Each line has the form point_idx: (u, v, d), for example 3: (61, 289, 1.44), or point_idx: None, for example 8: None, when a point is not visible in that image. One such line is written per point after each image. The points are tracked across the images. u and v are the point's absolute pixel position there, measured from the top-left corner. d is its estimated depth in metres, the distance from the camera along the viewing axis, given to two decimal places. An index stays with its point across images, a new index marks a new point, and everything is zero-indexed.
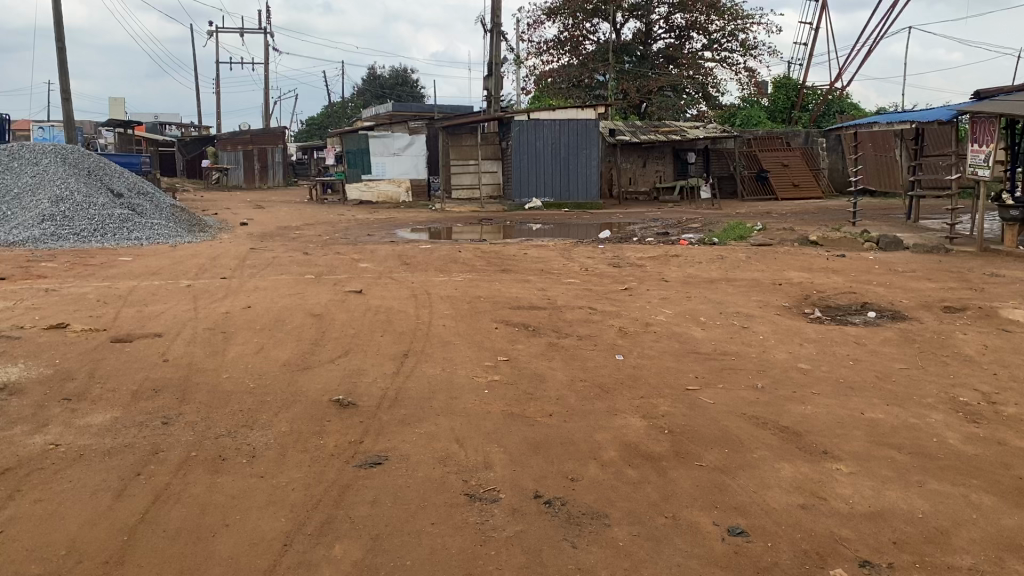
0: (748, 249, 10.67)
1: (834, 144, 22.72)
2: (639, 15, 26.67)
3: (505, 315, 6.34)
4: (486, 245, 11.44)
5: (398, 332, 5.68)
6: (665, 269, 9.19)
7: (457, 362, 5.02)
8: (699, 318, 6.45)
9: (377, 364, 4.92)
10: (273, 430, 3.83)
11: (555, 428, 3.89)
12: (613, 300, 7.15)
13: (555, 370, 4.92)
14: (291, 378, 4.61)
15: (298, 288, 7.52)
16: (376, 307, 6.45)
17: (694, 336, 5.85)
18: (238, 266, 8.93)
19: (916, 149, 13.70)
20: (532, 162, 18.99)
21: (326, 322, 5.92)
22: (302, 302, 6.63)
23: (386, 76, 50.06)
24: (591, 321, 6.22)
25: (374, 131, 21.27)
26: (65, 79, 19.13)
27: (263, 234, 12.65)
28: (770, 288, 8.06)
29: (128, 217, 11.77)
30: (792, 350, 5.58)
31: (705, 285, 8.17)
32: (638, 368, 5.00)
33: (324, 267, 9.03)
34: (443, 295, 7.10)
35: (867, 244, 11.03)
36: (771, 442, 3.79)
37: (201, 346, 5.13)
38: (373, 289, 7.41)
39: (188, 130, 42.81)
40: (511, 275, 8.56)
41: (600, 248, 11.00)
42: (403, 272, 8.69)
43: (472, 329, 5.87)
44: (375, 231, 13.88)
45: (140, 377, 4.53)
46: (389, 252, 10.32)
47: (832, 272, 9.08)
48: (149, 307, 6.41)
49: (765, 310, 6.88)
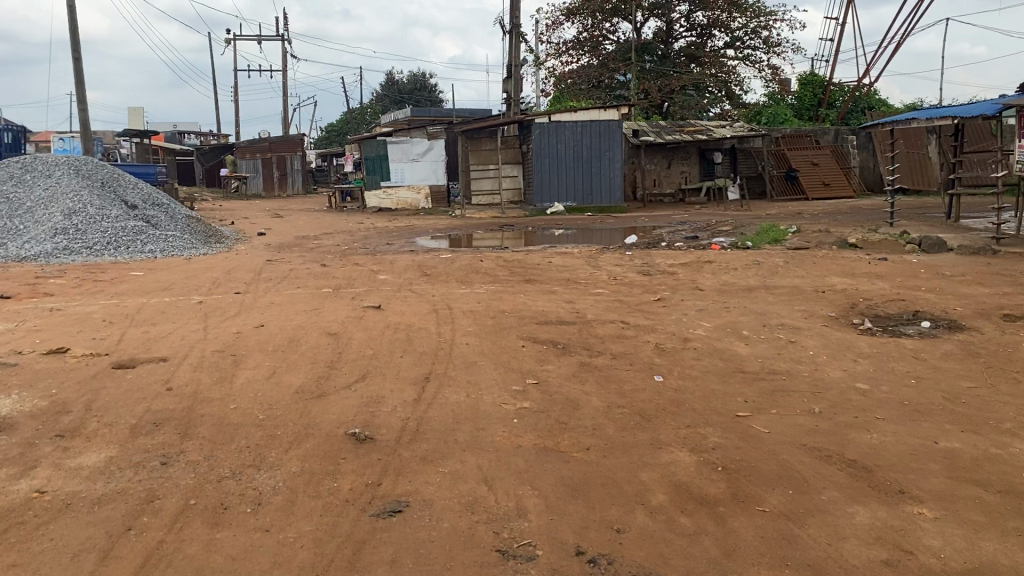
0: (783, 254, 10.22)
1: (865, 141, 22.19)
2: (659, 14, 26.24)
3: (532, 331, 5.95)
4: (508, 253, 11.06)
5: (419, 352, 5.31)
6: (698, 277, 8.76)
7: (483, 387, 4.62)
8: (740, 332, 6.03)
9: (397, 390, 4.53)
10: (282, 472, 3.45)
11: (595, 466, 3.48)
12: (647, 312, 6.74)
13: (590, 394, 4.52)
14: (303, 407, 4.23)
15: (314, 303, 7.17)
16: (396, 323, 6.09)
17: (738, 354, 5.43)
18: (253, 280, 8.61)
19: (956, 146, 13.28)
20: (554, 165, 18.55)
21: (342, 342, 5.54)
22: (319, 319, 6.28)
23: (404, 81, 49.78)
24: (625, 337, 5.82)
25: (392, 137, 21.00)
26: (82, 90, 18.99)
27: (281, 245, 12.34)
28: (812, 296, 7.62)
29: (142, 229, 11.49)
30: (845, 368, 5.14)
31: (742, 294, 7.73)
32: (680, 393, 4.59)
33: (342, 279, 8.69)
34: (466, 309, 6.72)
35: (908, 246, 10.56)
36: (840, 481, 3.37)
37: (207, 372, 4.78)
38: (393, 304, 7.06)
39: (208, 139, 42.76)
40: (537, 286, 8.17)
41: (628, 255, 10.60)
42: (424, 284, 8.33)
43: (498, 348, 5.48)
44: (395, 240, 13.55)
45: (140, 409, 4.17)
46: (409, 263, 9.97)
47: (875, 277, 8.62)
48: (157, 327, 6.08)
49: (810, 322, 6.44)
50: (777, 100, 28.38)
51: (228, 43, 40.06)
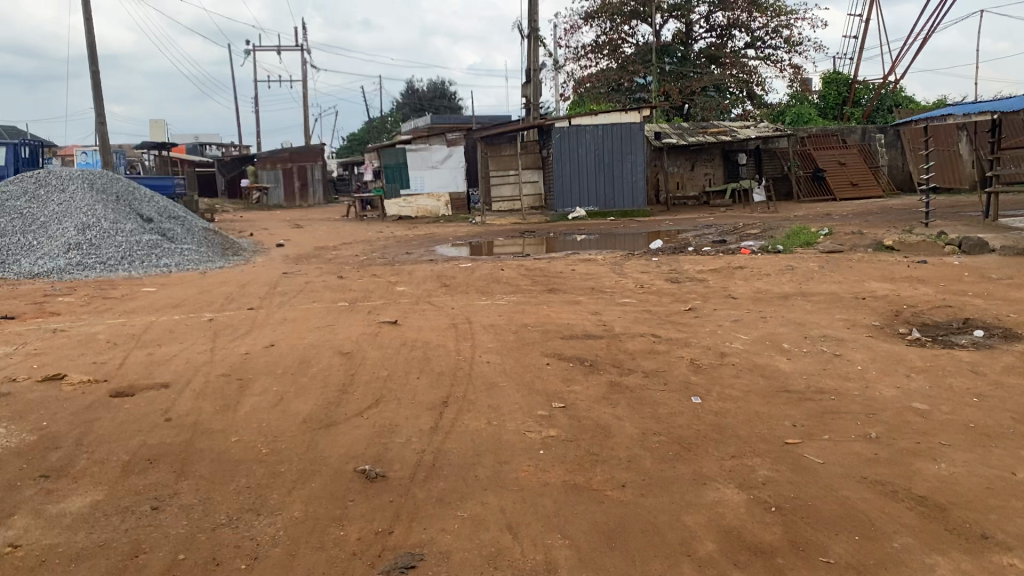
0: (818, 258, 9.81)
1: (893, 139, 21.63)
2: (679, 15, 25.82)
3: (557, 347, 5.57)
4: (530, 261, 10.73)
5: (437, 373, 4.95)
6: (729, 284, 8.36)
7: (506, 412, 4.26)
8: (781, 346, 5.62)
9: (412, 417, 4.18)
10: (284, 517, 3.10)
11: (632, 508, 3.11)
12: (679, 324, 6.34)
13: (622, 419, 4.14)
14: (310, 439, 3.88)
15: (328, 319, 6.86)
16: (413, 341, 5.74)
17: (780, 371, 5.03)
18: (267, 294, 8.31)
19: (992, 143, 12.77)
20: (575, 170, 18.23)
21: (355, 362, 5.20)
22: (332, 336, 5.94)
23: (424, 89, 49.68)
24: (657, 353, 5.42)
25: (411, 145, 20.77)
26: (100, 102, 18.90)
27: (298, 256, 12.07)
28: (853, 304, 7.20)
29: (158, 243, 11.26)
30: (899, 385, 4.72)
31: (778, 303, 7.33)
32: (721, 417, 4.19)
33: (358, 292, 8.37)
34: (487, 323, 6.36)
35: (948, 248, 10.12)
36: (910, 523, 2.97)
37: (210, 399, 4.44)
38: (411, 318, 6.72)
39: (228, 151, 42.80)
40: (561, 296, 7.81)
41: (655, 261, 10.22)
42: (443, 296, 7.99)
43: (521, 367, 5.11)
44: (414, 248, 13.26)
45: (134, 443, 3.84)
46: (429, 273, 9.65)
47: (917, 281, 8.18)
48: (162, 348, 5.77)
49: (854, 333, 6.02)
50: (801, 100, 27.85)
51: (247, 53, 40.11)
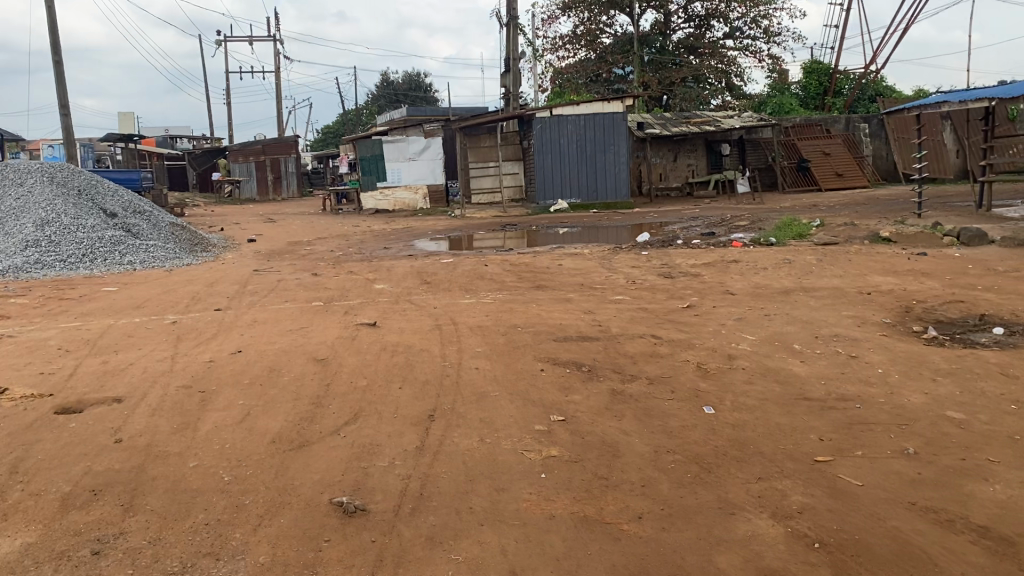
0: (813, 250, 9.44)
1: (877, 129, 21.24)
2: (657, 5, 25.39)
3: (551, 351, 5.13)
4: (513, 256, 10.28)
5: (422, 383, 4.49)
6: (725, 279, 7.95)
7: (500, 427, 3.81)
8: (791, 347, 5.22)
9: (395, 435, 3.72)
10: (248, 564, 2.64)
11: (654, 547, 2.69)
12: (680, 324, 5.92)
13: (630, 435, 3.71)
14: (278, 463, 3.41)
15: (301, 320, 6.37)
16: (393, 345, 5.26)
17: (796, 376, 4.63)
18: (236, 293, 7.79)
19: (986, 131, 12.49)
20: (558, 161, 17.77)
21: (331, 369, 4.73)
22: (305, 341, 5.45)
23: (399, 81, 48.86)
24: (660, 356, 5.00)
25: (387, 136, 20.20)
26: (63, 93, 18.19)
27: (270, 252, 11.54)
28: (859, 299, 6.83)
29: (121, 239, 10.69)
30: (927, 391, 4.33)
31: (780, 299, 6.94)
32: (739, 431, 3.78)
33: (333, 290, 7.87)
34: (473, 324, 5.90)
35: (946, 240, 9.80)
36: (978, 562, 2.58)
37: (167, 416, 3.96)
38: (390, 319, 6.24)
39: (199, 143, 41.89)
40: (550, 294, 7.37)
41: (645, 255, 9.82)
42: (425, 295, 7.52)
43: (513, 374, 4.66)
44: (392, 243, 12.77)
45: (77, 471, 3.36)
46: (408, 269, 9.17)
47: (921, 275, 7.82)
48: (118, 355, 5.26)
49: (866, 332, 5.64)
50: (781, 90, 27.58)
51: (218, 44, 39.27)
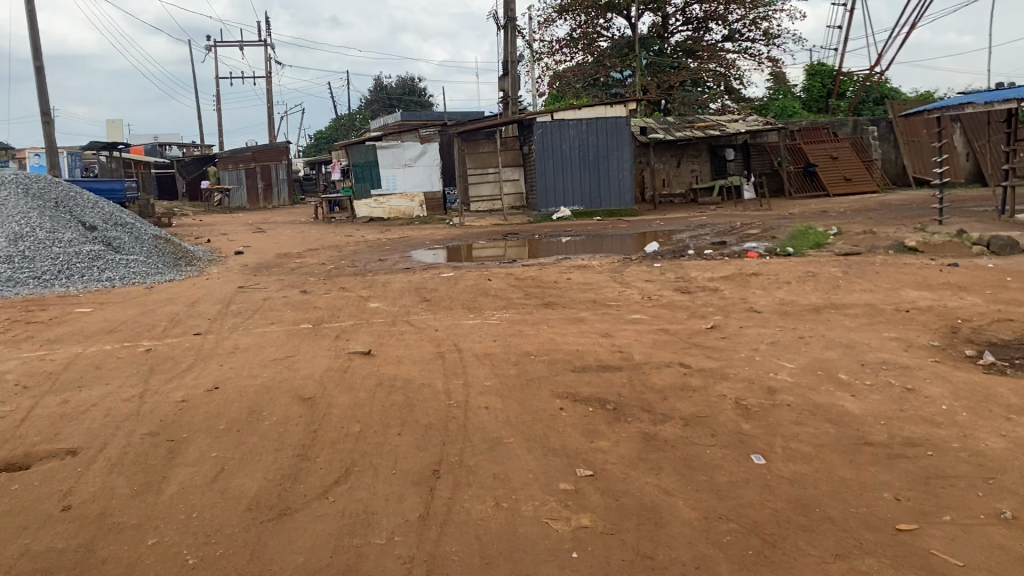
0: (835, 261, 8.89)
1: (885, 132, 20.89)
2: (655, 8, 24.88)
3: (569, 385, 4.56)
4: (517, 268, 9.72)
5: (424, 427, 3.93)
6: (747, 295, 7.39)
7: (518, 487, 3.25)
8: (838, 378, 4.66)
9: (394, 499, 3.16)
10: None
11: None
12: (707, 348, 5.36)
13: (671, 496, 3.15)
14: (255, 540, 2.84)
15: (289, 347, 5.80)
16: (390, 378, 4.68)
17: (851, 415, 4.07)
18: (220, 314, 7.21)
19: (1008, 134, 12.05)
20: (559, 167, 17.26)
21: (320, 411, 4.17)
22: (291, 374, 4.86)
23: (393, 87, 48.32)
24: (692, 391, 4.44)
25: (381, 141, 19.68)
26: (46, 101, 17.61)
27: (259, 266, 10.97)
28: (898, 318, 6.27)
29: (100, 254, 10.12)
30: (1004, 432, 3.77)
31: (811, 318, 6.39)
32: (800, 490, 3.22)
33: (325, 310, 7.29)
34: (479, 351, 5.33)
35: (976, 249, 9.26)
36: None
37: (127, 474, 3.39)
38: (385, 345, 5.66)
39: (191, 151, 41.31)
40: (559, 313, 6.80)
41: (657, 267, 9.27)
42: (424, 314, 6.95)
43: (528, 414, 4.09)
44: (388, 254, 12.21)
45: (12, 551, 2.78)
46: (405, 284, 8.60)
47: (958, 289, 7.26)
48: (84, 391, 4.69)
49: (916, 358, 5.08)
50: (783, 93, 27.07)
51: (209, 50, 38.73)
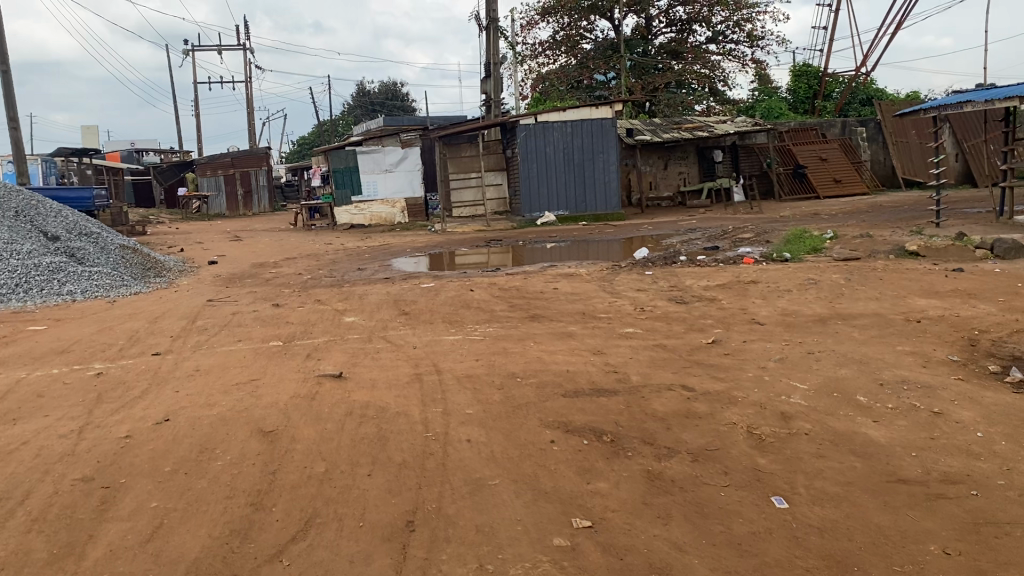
0: (835, 267, 8.50)
1: (874, 133, 20.59)
2: (638, 10, 24.51)
3: (560, 412, 4.09)
4: (502, 277, 9.27)
5: (397, 466, 3.45)
6: (747, 305, 6.97)
7: (505, 543, 2.78)
8: (857, 401, 4.22)
9: (360, 562, 2.68)
10: None
11: None
12: (710, 368, 4.91)
13: (685, 554, 2.70)
14: None
15: (253, 368, 5.32)
16: (361, 407, 4.19)
17: (877, 446, 3.62)
18: (183, 331, 6.71)
19: (1006, 133, 11.73)
20: (543, 171, 16.78)
21: (281, 447, 3.69)
22: (251, 402, 4.38)
23: (376, 92, 47.86)
24: (697, 418, 3.98)
25: (362, 147, 19.15)
26: (13, 106, 17.01)
27: (231, 276, 10.46)
28: (910, 329, 5.86)
29: (61, 265, 9.58)
30: None
31: (816, 330, 5.97)
32: (832, 542, 2.77)
33: (296, 325, 6.80)
34: (461, 373, 4.86)
35: (979, 252, 8.89)
36: None
37: (48, 534, 2.90)
38: (357, 366, 5.17)
39: (169, 157, 40.66)
40: (546, 327, 6.34)
41: (649, 274, 8.84)
42: (402, 329, 6.47)
43: (515, 449, 3.62)
44: (367, 262, 11.73)
45: None
46: (383, 296, 8.11)
47: (968, 297, 6.86)
48: (18, 425, 4.19)
49: (938, 376, 4.65)
50: (769, 95, 26.79)
51: (187, 55, 38.11)
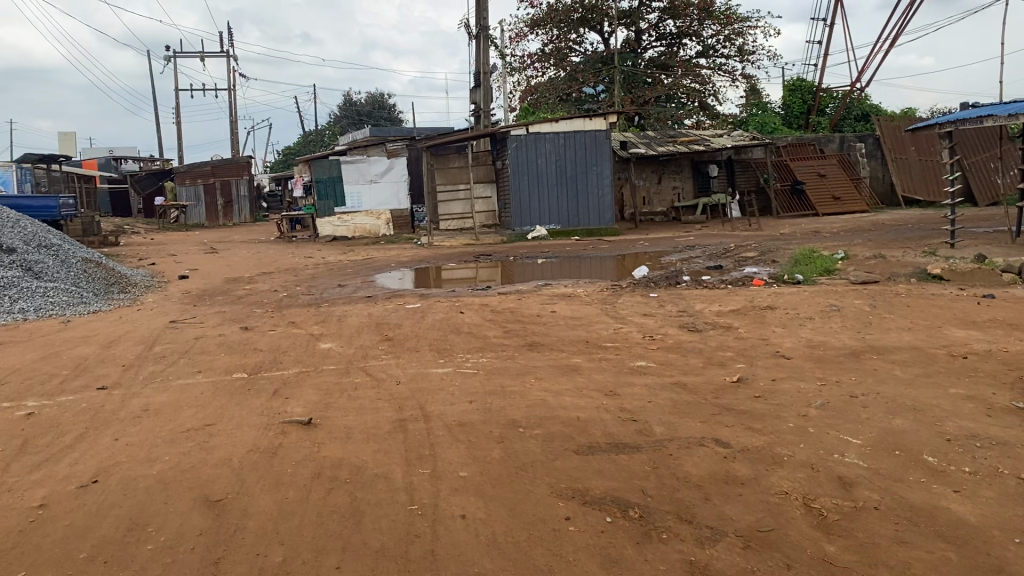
0: (856, 291, 7.85)
1: (873, 149, 20.12)
2: (628, 23, 23.93)
3: (575, 476, 3.38)
4: (494, 297, 8.57)
5: (374, 554, 2.73)
6: (767, 335, 6.29)
7: None
8: (926, 463, 3.53)
9: None
10: None
11: None
12: (743, 415, 4.21)
13: None
14: None
15: (210, 407, 4.57)
16: (333, 467, 3.47)
17: (969, 528, 2.93)
18: (138, 359, 5.96)
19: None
20: (534, 184, 16.13)
21: (228, 524, 2.96)
22: (200, 458, 3.64)
23: (362, 102, 47.11)
24: (741, 487, 3.28)
25: (346, 156, 18.52)
26: None
27: (202, 294, 9.69)
28: (957, 367, 5.20)
29: (13, 280, 8.78)
30: None
31: (852, 367, 5.29)
32: None
33: (267, 353, 6.06)
34: (453, 420, 4.12)
35: (1008, 276, 8.24)
36: None
37: None
38: (331, 409, 4.42)
39: (150, 167, 39.83)
40: (547, 358, 5.64)
41: (653, 297, 8.17)
42: (384, 359, 5.74)
43: (522, 530, 2.91)
44: (349, 279, 11.02)
45: None
46: (365, 319, 7.39)
47: (1010, 328, 6.22)
48: None
49: (1011, 428, 3.98)
50: (761, 109, 26.30)
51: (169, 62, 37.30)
